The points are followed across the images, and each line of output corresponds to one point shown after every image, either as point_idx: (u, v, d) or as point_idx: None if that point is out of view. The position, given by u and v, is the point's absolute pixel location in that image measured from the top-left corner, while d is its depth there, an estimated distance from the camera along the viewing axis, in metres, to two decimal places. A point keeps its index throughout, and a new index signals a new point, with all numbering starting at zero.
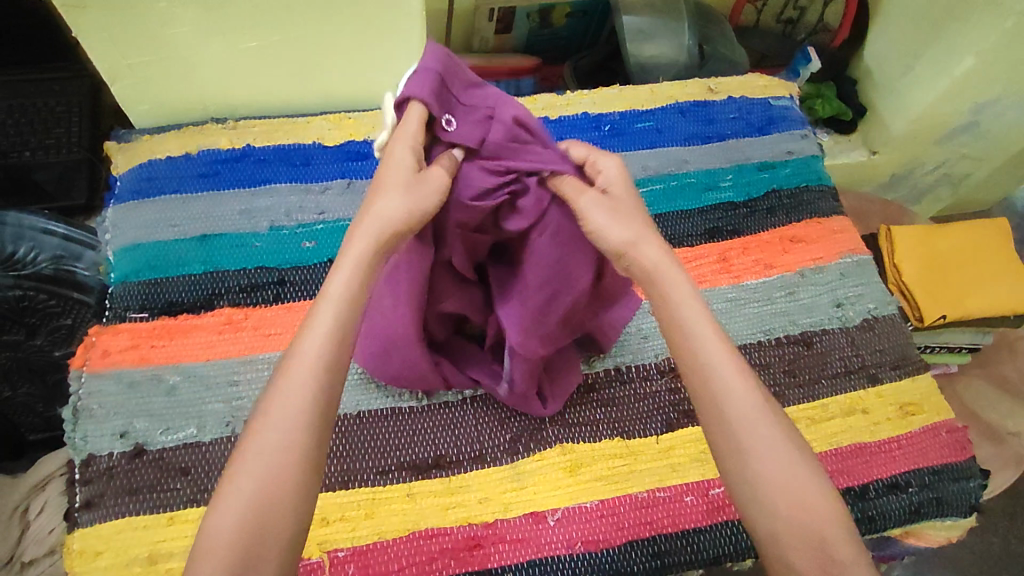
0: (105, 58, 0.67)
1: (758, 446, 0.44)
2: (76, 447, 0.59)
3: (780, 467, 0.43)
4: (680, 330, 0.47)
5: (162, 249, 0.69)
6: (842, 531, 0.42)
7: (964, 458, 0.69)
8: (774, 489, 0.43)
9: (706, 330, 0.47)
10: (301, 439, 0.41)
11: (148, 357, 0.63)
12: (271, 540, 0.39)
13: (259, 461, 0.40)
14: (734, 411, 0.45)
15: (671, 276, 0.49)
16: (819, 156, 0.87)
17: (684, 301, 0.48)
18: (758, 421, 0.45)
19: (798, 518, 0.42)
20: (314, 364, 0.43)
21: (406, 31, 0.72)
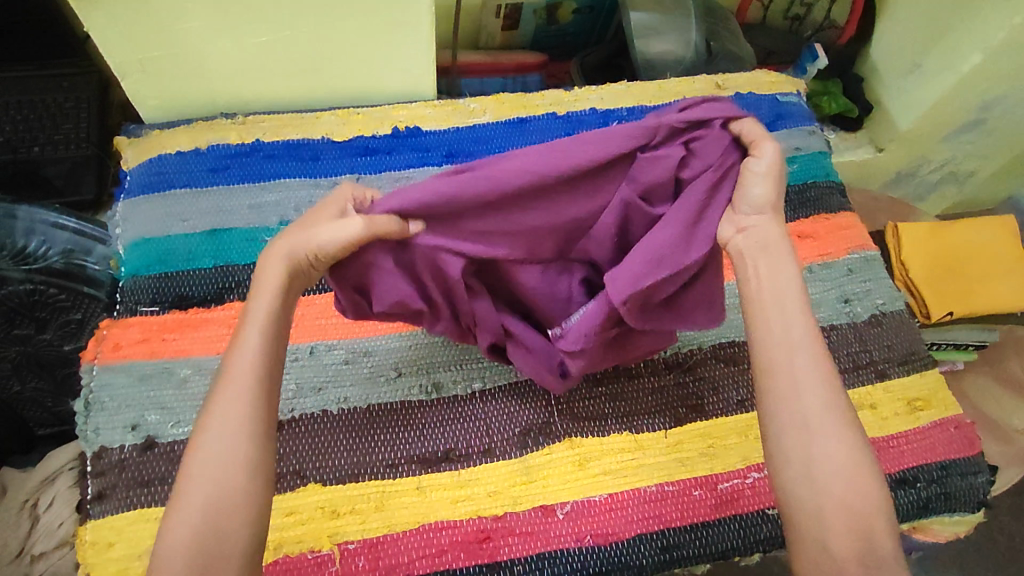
0: (116, 53, 0.67)
1: (825, 427, 0.44)
2: (88, 439, 0.59)
3: (841, 450, 0.43)
4: (771, 303, 0.48)
5: (172, 244, 0.69)
6: (884, 525, 0.42)
7: (972, 454, 0.69)
8: (829, 470, 0.43)
9: (796, 307, 0.47)
10: (248, 449, 0.43)
11: (158, 351, 0.63)
12: (233, 543, 0.42)
13: (209, 472, 0.42)
14: (808, 388, 0.45)
15: (775, 253, 0.49)
16: (827, 152, 0.87)
17: (777, 281, 0.48)
18: (833, 404, 0.44)
19: (848, 501, 0.42)
20: (251, 378, 0.45)
21: (415, 27, 0.73)
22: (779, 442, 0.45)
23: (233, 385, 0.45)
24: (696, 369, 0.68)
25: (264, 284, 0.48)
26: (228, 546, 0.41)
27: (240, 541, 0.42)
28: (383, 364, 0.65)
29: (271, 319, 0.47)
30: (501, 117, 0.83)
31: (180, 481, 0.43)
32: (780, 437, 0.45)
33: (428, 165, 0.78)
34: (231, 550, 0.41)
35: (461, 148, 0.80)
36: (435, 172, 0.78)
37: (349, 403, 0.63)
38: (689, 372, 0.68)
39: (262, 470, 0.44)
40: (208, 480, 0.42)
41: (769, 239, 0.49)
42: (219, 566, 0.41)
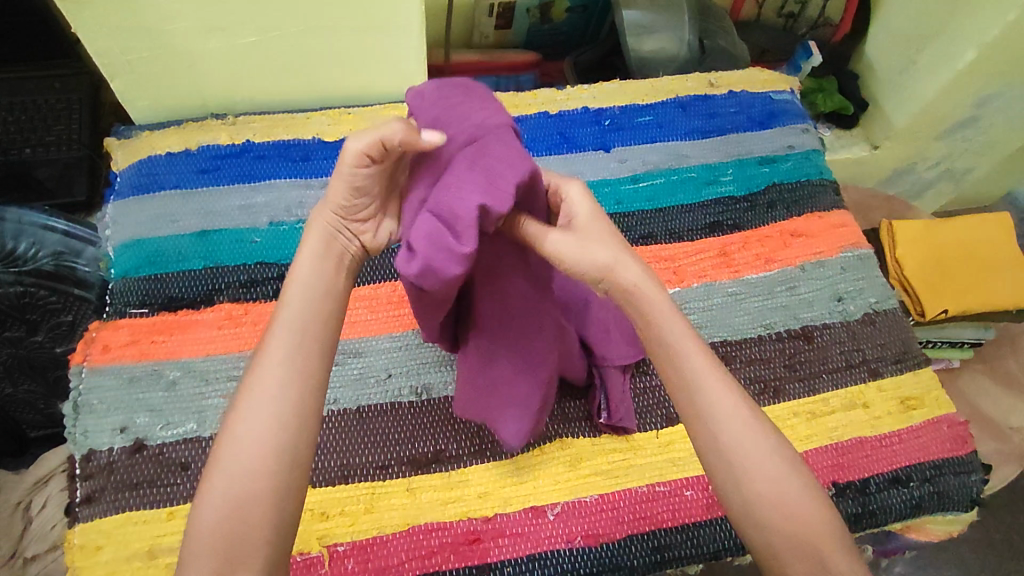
0: (104, 54, 0.67)
1: (748, 464, 0.45)
2: (77, 442, 0.59)
3: (775, 487, 0.44)
4: (667, 354, 0.47)
5: (162, 245, 0.69)
6: (838, 544, 0.44)
7: (965, 453, 0.69)
8: (770, 509, 0.44)
9: (694, 352, 0.47)
10: (274, 437, 0.43)
11: (148, 353, 0.63)
12: (256, 539, 0.41)
13: (235, 465, 0.42)
14: (725, 427, 0.46)
15: (653, 301, 0.48)
16: (820, 150, 0.87)
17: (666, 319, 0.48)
18: (749, 441, 0.45)
19: (792, 527, 0.44)
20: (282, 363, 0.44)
21: (405, 26, 0.72)
22: (718, 488, 0.46)
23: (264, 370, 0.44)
24: None
25: (297, 265, 0.48)
26: (254, 539, 0.41)
27: (263, 537, 0.41)
28: (374, 365, 0.65)
29: (308, 298, 0.46)
30: None
31: (207, 474, 0.43)
32: (720, 484, 0.46)
33: None
34: (255, 544, 0.41)
35: None
36: None
37: (340, 404, 0.62)
38: None
39: (289, 456, 0.43)
40: (235, 470, 0.42)
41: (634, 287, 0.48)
42: (241, 561, 0.40)
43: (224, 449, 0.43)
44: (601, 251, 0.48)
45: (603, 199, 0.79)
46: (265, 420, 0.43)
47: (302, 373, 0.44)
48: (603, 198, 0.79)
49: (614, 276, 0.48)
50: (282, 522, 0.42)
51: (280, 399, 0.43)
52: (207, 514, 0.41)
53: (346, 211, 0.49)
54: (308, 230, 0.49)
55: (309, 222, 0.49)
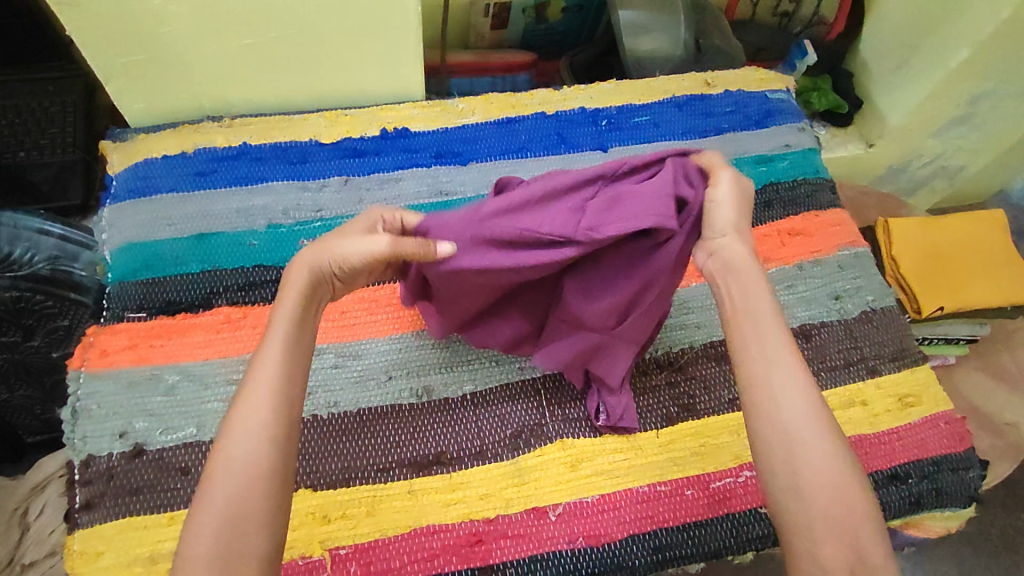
0: (99, 57, 0.67)
1: (803, 438, 0.46)
2: (75, 448, 0.59)
3: (825, 459, 0.45)
4: (748, 320, 0.51)
5: (159, 249, 0.69)
6: (872, 534, 0.44)
7: (963, 449, 0.69)
8: (815, 480, 0.45)
9: (771, 322, 0.50)
10: (268, 451, 0.44)
11: (147, 357, 0.63)
12: (249, 547, 0.41)
13: (232, 476, 0.42)
14: (791, 398, 0.47)
15: (744, 273, 0.53)
16: (816, 148, 0.87)
17: (756, 295, 0.52)
18: (810, 417, 0.46)
19: (832, 509, 0.44)
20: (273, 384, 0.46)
21: (403, 27, 0.72)
22: (766, 461, 0.47)
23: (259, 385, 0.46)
24: (687, 369, 0.68)
25: (288, 290, 0.50)
26: (248, 545, 0.41)
27: (258, 546, 0.42)
28: (374, 368, 0.64)
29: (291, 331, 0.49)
30: (489, 117, 0.83)
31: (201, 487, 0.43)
32: (768, 454, 0.47)
33: (417, 165, 0.78)
34: (250, 551, 0.41)
35: (451, 149, 0.79)
36: (424, 173, 0.77)
37: (340, 407, 0.62)
38: (680, 372, 0.68)
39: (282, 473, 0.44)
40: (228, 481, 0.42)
41: (733, 259, 0.53)
42: (239, 568, 0.41)
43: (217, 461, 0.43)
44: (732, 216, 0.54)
45: None
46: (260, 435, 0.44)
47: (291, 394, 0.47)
48: None
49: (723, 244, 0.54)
50: (277, 532, 0.43)
51: (273, 415, 0.45)
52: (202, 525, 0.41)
53: (342, 272, 0.53)
54: (292, 266, 0.52)
55: (291, 263, 0.52)
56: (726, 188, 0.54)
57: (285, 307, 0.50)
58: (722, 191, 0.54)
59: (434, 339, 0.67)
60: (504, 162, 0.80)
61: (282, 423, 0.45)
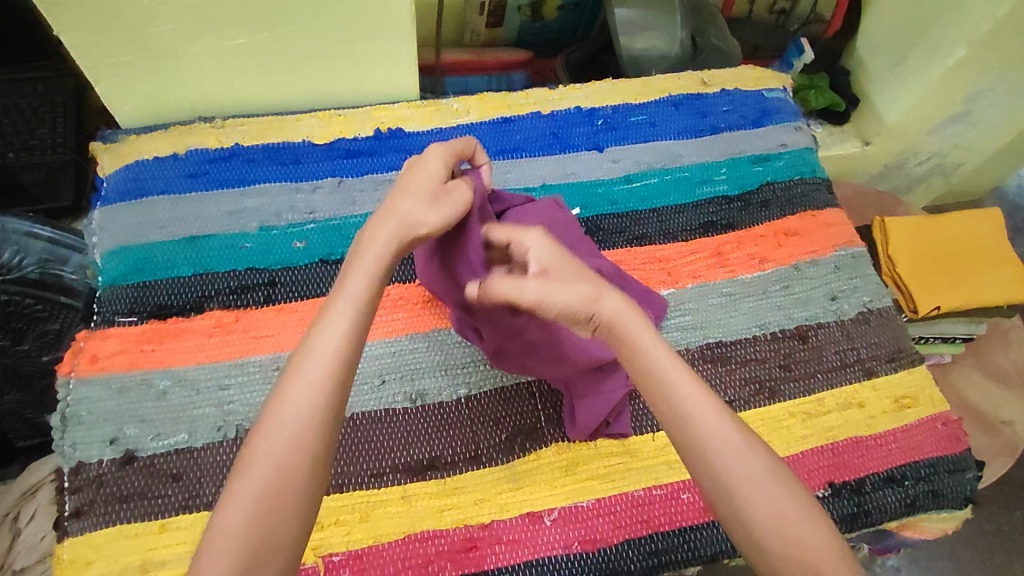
0: (89, 58, 0.66)
1: (751, 491, 0.46)
2: (65, 455, 0.58)
3: (776, 506, 0.45)
4: (657, 385, 0.49)
5: (151, 252, 0.68)
6: (832, 558, 0.44)
7: (959, 451, 0.69)
8: (773, 527, 0.45)
9: (677, 376, 0.49)
10: (305, 449, 0.43)
11: (137, 362, 0.62)
12: (278, 542, 0.42)
13: (263, 469, 0.42)
14: (723, 456, 0.46)
15: (637, 331, 0.50)
16: (813, 148, 0.87)
17: (656, 354, 0.49)
18: (748, 469, 0.46)
19: (799, 551, 0.44)
20: (324, 374, 0.45)
21: (395, 26, 0.71)
22: (725, 521, 0.46)
23: (307, 371, 0.45)
24: None
25: (370, 259, 0.50)
26: (275, 545, 0.41)
27: (287, 545, 0.42)
28: (369, 371, 0.64)
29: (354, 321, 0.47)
30: (484, 117, 0.82)
31: (237, 470, 0.43)
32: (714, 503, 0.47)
33: None
34: (279, 548, 0.41)
35: None
36: None
37: None
38: None
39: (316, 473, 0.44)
40: (259, 477, 0.42)
41: (617, 319, 0.50)
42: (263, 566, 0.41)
43: (254, 453, 0.43)
44: (577, 289, 0.51)
45: (598, 199, 0.79)
46: (297, 431, 0.44)
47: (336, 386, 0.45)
48: (599, 198, 0.79)
49: (597, 309, 0.51)
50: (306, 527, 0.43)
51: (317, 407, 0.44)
52: (230, 515, 0.41)
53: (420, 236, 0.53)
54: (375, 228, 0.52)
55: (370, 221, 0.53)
56: (534, 285, 0.51)
57: (357, 279, 0.49)
58: (540, 255, 0.54)
59: (428, 342, 0.66)
60: (499, 161, 0.79)
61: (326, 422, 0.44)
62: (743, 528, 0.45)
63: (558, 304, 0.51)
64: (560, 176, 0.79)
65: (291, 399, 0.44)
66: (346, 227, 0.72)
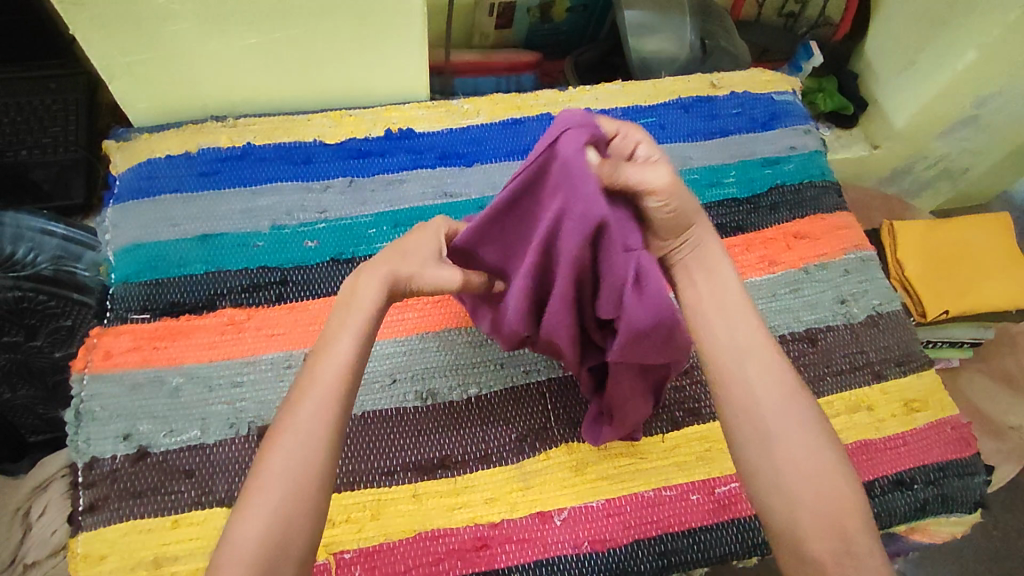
0: (104, 56, 0.66)
1: (783, 432, 0.47)
2: (79, 450, 0.58)
3: (807, 454, 0.46)
4: (715, 310, 0.51)
5: (163, 249, 0.68)
6: (857, 516, 0.45)
7: (968, 455, 0.69)
8: (798, 473, 0.45)
9: (737, 310, 0.51)
10: (320, 460, 0.44)
11: (150, 359, 0.62)
12: (295, 548, 0.42)
13: (281, 478, 0.43)
14: (765, 393, 0.48)
15: (712, 261, 0.52)
16: (822, 151, 0.87)
17: (723, 284, 0.52)
18: (786, 408, 0.47)
19: (818, 504, 0.45)
20: (337, 389, 0.47)
21: (408, 26, 0.72)
22: (746, 462, 0.47)
23: (317, 392, 0.46)
24: (694, 372, 0.68)
25: (361, 304, 0.50)
26: (292, 551, 0.42)
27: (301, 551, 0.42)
28: (379, 370, 0.64)
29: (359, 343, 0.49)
30: (495, 118, 0.82)
31: (252, 480, 0.44)
32: (742, 445, 0.48)
33: (421, 166, 0.77)
34: (294, 553, 0.42)
35: (455, 150, 0.79)
36: (429, 174, 0.77)
37: None
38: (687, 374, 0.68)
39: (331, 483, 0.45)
40: (276, 485, 0.43)
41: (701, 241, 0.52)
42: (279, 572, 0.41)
43: (271, 463, 0.44)
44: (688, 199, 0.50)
45: None
46: (315, 444, 0.45)
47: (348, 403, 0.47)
48: None
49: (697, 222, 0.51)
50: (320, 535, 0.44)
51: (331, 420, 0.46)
52: (251, 521, 0.42)
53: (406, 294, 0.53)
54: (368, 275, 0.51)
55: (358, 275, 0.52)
56: (665, 169, 0.48)
57: (359, 310, 0.50)
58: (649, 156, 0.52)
59: (439, 341, 0.66)
60: (510, 163, 0.79)
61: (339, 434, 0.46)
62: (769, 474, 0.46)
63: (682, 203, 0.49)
64: None
65: (306, 415, 0.45)
66: (357, 227, 0.72)
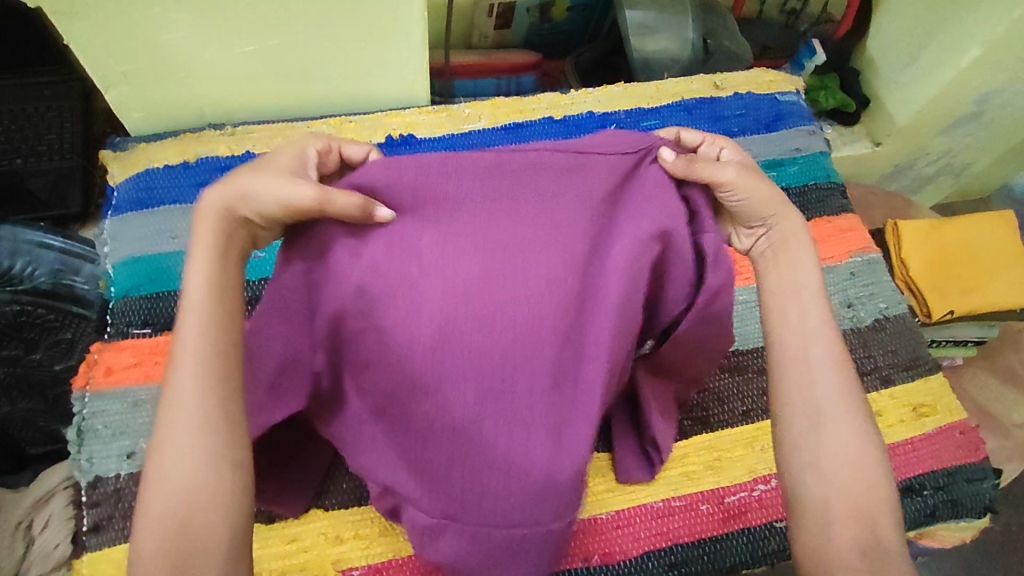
0: (99, 66, 0.65)
1: (833, 416, 0.47)
2: (82, 469, 0.57)
3: (851, 440, 0.47)
4: (790, 291, 0.51)
5: (163, 262, 0.67)
6: (886, 508, 0.46)
7: (978, 459, 0.69)
8: (838, 455, 0.46)
9: (812, 296, 0.51)
10: (206, 442, 0.40)
11: (152, 375, 0.62)
12: (209, 539, 0.39)
13: (170, 472, 0.39)
14: (823, 376, 0.48)
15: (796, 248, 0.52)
16: (827, 152, 0.86)
17: (803, 273, 0.51)
18: (840, 394, 0.48)
19: (852, 488, 0.46)
20: (196, 363, 0.41)
21: (408, 31, 0.71)
22: (791, 436, 0.48)
23: (180, 373, 0.41)
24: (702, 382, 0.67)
25: (199, 242, 0.45)
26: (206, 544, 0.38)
27: (217, 529, 0.39)
28: None
29: (208, 305, 0.43)
30: (497, 123, 0.81)
31: (146, 477, 0.41)
32: (793, 422, 0.48)
33: None
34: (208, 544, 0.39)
35: (457, 156, 0.78)
36: None
37: None
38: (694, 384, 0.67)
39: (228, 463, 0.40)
40: (183, 455, 0.40)
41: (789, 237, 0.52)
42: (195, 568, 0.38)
43: (169, 439, 0.40)
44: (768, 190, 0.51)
45: None
46: (195, 427, 0.40)
47: (220, 374, 0.42)
48: None
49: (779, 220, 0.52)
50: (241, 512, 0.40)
51: (200, 396, 0.41)
52: (156, 504, 0.39)
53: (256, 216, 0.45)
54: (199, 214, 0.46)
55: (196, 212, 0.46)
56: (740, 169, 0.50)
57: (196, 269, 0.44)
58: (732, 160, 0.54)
59: None
60: None
61: (217, 407, 0.41)
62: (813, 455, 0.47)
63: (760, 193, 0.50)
64: None
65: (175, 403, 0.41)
66: None
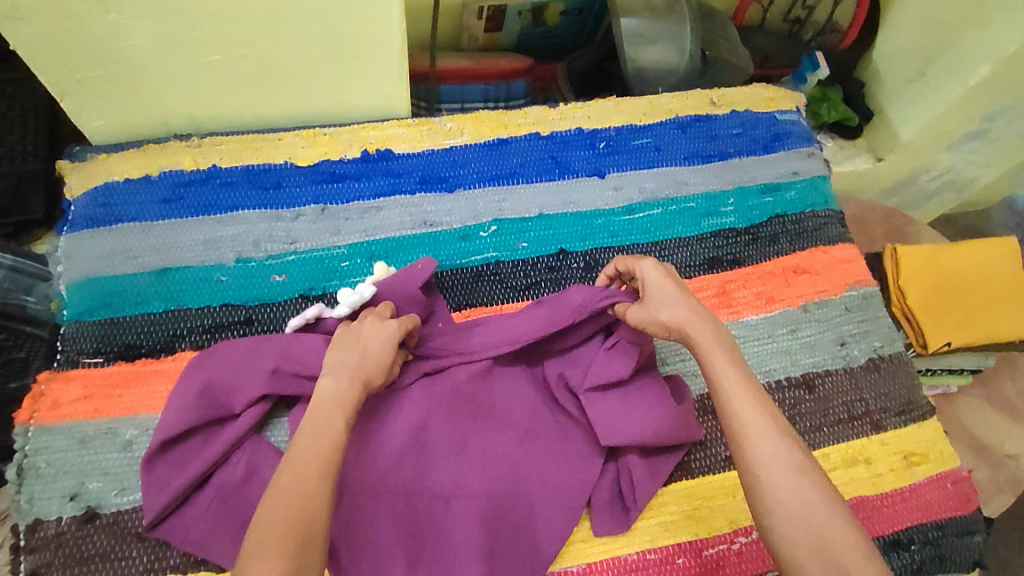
0: (53, 73, 0.61)
1: (780, 482, 0.46)
2: (22, 511, 0.54)
3: (802, 500, 0.45)
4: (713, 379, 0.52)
5: (119, 285, 0.64)
6: (855, 555, 0.44)
7: (969, 512, 0.66)
8: (794, 521, 0.45)
9: (733, 376, 0.51)
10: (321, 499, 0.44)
11: (102, 409, 0.58)
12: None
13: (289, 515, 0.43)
14: (766, 448, 0.48)
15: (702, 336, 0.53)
16: (826, 176, 0.82)
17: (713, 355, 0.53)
18: (785, 457, 0.47)
19: (818, 550, 0.44)
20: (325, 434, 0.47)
21: (385, 41, 0.66)
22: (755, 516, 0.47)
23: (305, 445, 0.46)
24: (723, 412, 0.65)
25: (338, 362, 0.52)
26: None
27: None
28: None
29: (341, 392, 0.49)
30: (480, 138, 0.77)
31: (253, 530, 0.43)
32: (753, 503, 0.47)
33: (400, 192, 0.72)
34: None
35: (435, 173, 0.74)
36: (408, 200, 0.72)
37: None
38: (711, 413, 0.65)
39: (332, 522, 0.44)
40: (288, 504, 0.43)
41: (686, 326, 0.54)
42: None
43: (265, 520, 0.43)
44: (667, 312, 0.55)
45: (598, 228, 0.74)
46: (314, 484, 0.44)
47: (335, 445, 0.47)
48: (599, 227, 0.74)
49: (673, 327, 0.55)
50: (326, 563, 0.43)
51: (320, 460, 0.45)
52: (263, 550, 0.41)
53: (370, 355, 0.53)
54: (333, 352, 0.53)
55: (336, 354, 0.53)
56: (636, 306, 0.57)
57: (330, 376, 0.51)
58: (650, 279, 0.58)
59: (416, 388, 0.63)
60: (494, 188, 0.74)
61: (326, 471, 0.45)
62: (767, 522, 0.46)
63: (651, 319, 0.56)
64: (559, 204, 0.74)
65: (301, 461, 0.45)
66: (329, 260, 0.68)
